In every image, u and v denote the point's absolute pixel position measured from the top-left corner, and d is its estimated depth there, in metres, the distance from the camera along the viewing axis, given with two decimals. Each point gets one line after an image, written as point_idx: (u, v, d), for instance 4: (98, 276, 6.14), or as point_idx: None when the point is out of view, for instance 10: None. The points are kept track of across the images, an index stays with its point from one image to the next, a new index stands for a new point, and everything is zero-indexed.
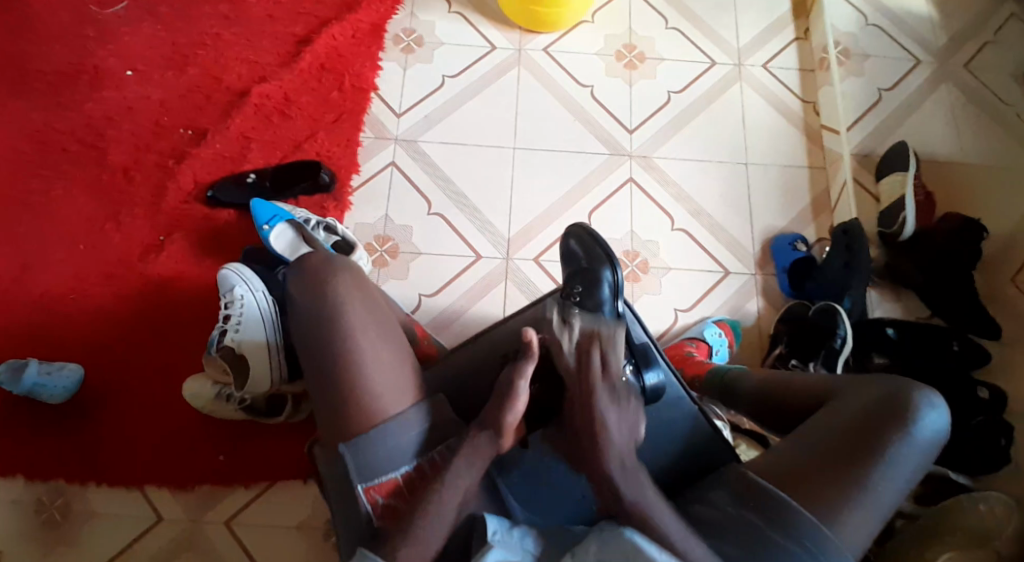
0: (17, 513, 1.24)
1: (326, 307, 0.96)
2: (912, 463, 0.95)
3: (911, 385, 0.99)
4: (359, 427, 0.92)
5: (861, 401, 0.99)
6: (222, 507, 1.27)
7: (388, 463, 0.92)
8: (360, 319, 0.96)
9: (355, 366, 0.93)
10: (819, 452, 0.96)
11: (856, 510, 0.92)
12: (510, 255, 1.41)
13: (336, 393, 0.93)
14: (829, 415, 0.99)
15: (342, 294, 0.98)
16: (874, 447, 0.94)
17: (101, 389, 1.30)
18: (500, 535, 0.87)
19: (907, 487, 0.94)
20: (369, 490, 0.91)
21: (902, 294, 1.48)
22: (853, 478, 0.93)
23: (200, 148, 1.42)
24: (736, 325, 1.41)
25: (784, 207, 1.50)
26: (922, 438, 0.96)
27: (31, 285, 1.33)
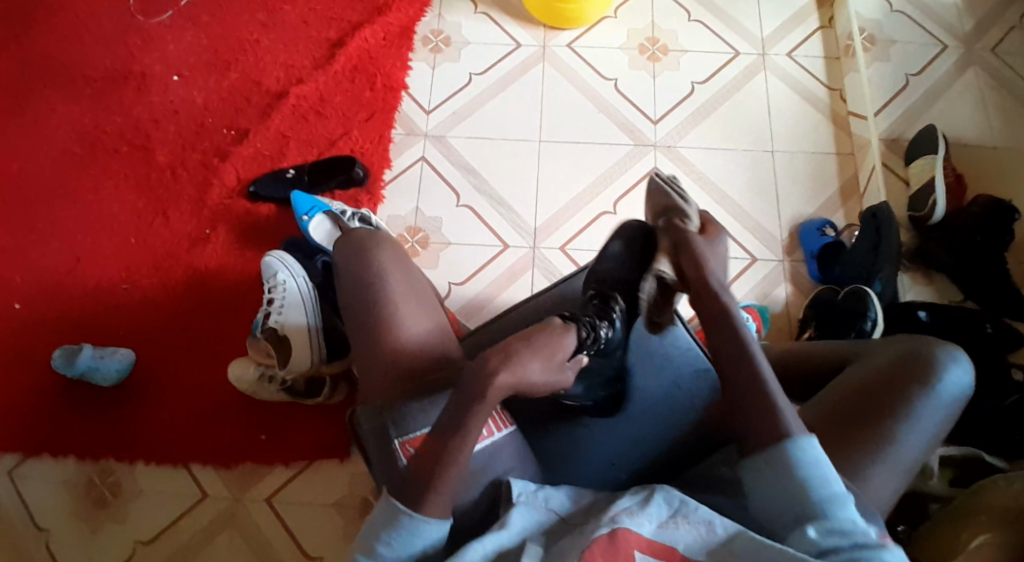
0: (69, 490, 1.31)
1: (364, 279, 1.04)
2: (937, 415, 0.97)
3: (933, 343, 1.01)
4: (388, 384, 0.98)
5: (885, 358, 1.02)
6: (263, 486, 1.33)
7: (420, 417, 0.93)
8: (398, 289, 1.04)
9: (388, 333, 1.00)
10: (842, 406, 0.99)
11: (881, 460, 0.94)
12: (537, 244, 1.44)
13: (371, 358, 1.00)
14: (852, 374, 1.02)
15: (383, 261, 1.05)
16: (899, 400, 0.97)
17: (149, 373, 1.37)
18: (523, 496, 0.90)
19: (931, 440, 0.97)
20: (403, 444, 0.92)
21: (933, 278, 1.46)
22: (879, 429, 0.95)
23: (241, 146, 1.50)
24: (764, 311, 1.41)
25: (812, 193, 1.50)
26: (945, 395, 0.98)
27: (85, 277, 1.42)
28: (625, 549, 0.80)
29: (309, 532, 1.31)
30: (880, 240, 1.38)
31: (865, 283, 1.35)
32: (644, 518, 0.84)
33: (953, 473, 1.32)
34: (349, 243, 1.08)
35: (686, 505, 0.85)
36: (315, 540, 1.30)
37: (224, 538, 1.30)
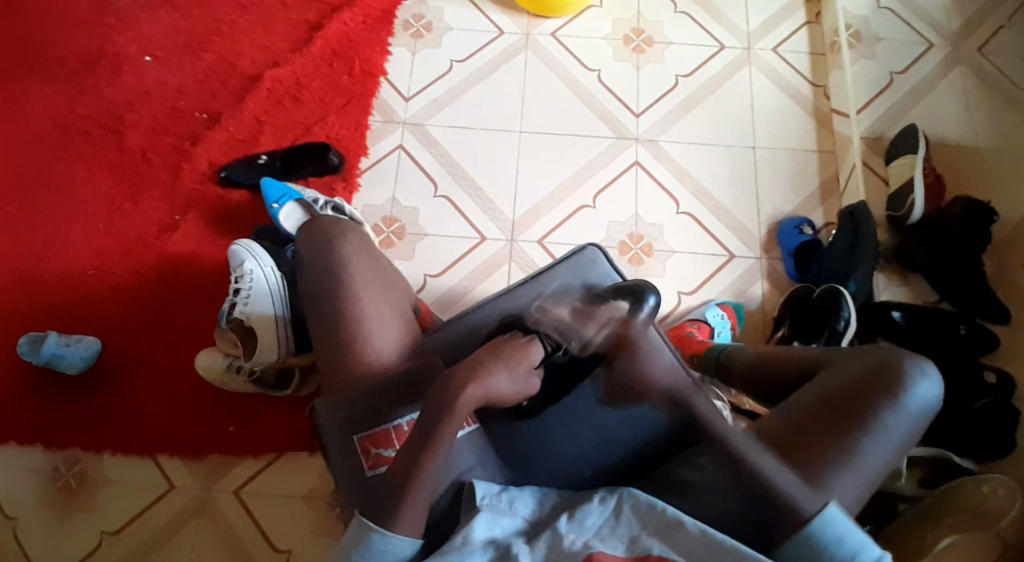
0: (37, 481, 1.30)
1: (330, 268, 1.06)
2: (902, 428, 0.97)
3: (903, 353, 1.00)
4: (354, 372, 1.01)
5: (855, 367, 1.01)
6: (233, 476, 1.32)
7: (385, 416, 0.97)
8: (362, 280, 1.06)
9: (355, 323, 1.03)
10: (809, 416, 0.99)
11: (844, 471, 0.94)
12: (515, 238, 1.43)
13: (337, 346, 1.02)
14: (821, 382, 1.02)
15: (348, 249, 1.07)
16: (867, 410, 0.97)
17: (118, 361, 1.35)
18: (488, 500, 0.92)
19: (896, 452, 0.96)
20: (362, 441, 0.97)
21: (908, 277, 1.46)
22: (842, 442, 0.95)
23: (214, 131, 1.47)
24: (739, 308, 1.41)
25: (792, 191, 1.49)
26: (915, 405, 0.97)
27: (54, 262, 1.39)
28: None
29: (279, 524, 1.30)
30: (857, 241, 1.38)
31: (839, 283, 1.35)
32: (615, 534, 0.88)
33: (921, 473, 1.34)
34: (317, 231, 1.09)
35: (654, 510, 0.89)
36: (285, 532, 1.29)
37: (191, 529, 1.29)
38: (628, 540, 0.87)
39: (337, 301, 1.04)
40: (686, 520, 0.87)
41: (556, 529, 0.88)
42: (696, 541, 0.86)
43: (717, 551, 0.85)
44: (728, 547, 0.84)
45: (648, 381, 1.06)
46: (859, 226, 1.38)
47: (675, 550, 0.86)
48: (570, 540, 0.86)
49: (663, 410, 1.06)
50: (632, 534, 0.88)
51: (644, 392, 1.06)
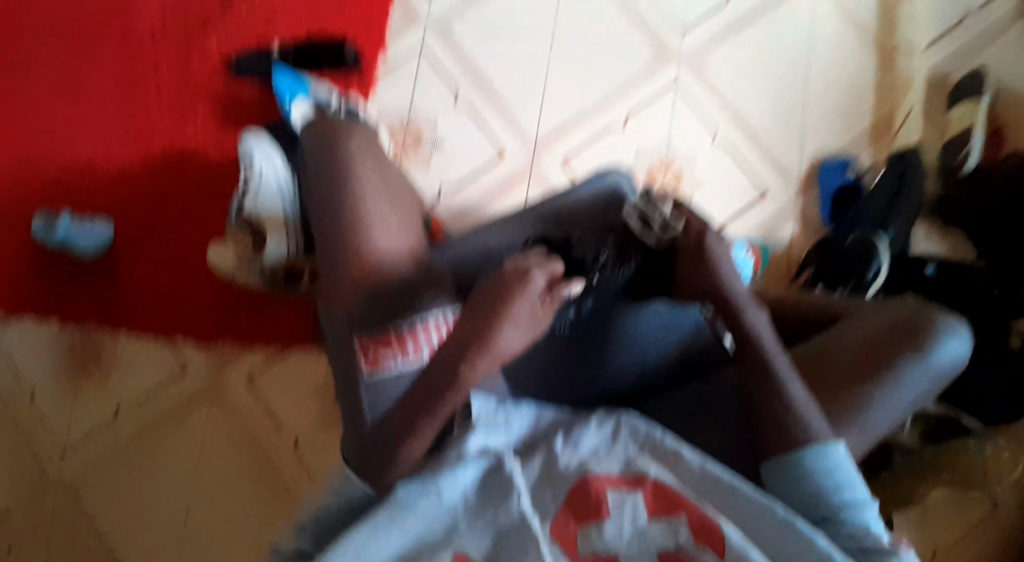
0: (52, 349, 1.27)
1: (334, 170, 1.01)
2: (922, 381, 1.01)
3: (930, 311, 1.04)
4: (350, 274, 0.94)
5: (883, 318, 1.04)
6: (245, 363, 1.29)
7: (391, 320, 0.90)
8: (365, 181, 1.00)
9: (355, 227, 0.96)
10: (828, 366, 1.03)
11: (856, 422, 0.99)
12: (536, 155, 1.36)
13: (335, 252, 0.96)
14: (843, 332, 1.05)
15: (354, 151, 1.03)
16: (889, 365, 1.01)
17: (121, 249, 1.30)
18: (483, 417, 0.88)
19: (908, 407, 1.01)
20: (362, 341, 0.90)
21: (948, 231, 1.36)
22: (864, 391, 0.99)
23: (226, 14, 1.38)
24: (766, 250, 1.32)
25: (839, 128, 1.39)
26: (938, 362, 1.01)
27: (57, 143, 1.34)
28: (596, 494, 0.78)
29: (284, 413, 1.27)
30: (902, 188, 1.31)
31: (878, 229, 1.27)
32: (611, 455, 0.84)
33: (926, 427, 1.28)
34: (320, 131, 1.06)
35: (653, 439, 0.84)
36: (291, 420, 1.27)
37: (198, 419, 1.26)
38: (624, 461, 0.83)
39: (337, 207, 0.98)
40: (685, 453, 0.83)
41: (550, 451, 0.84)
42: (695, 475, 0.82)
43: (713, 485, 0.81)
44: (725, 484, 0.81)
45: (658, 319, 1.08)
46: (906, 174, 1.31)
47: (673, 476, 0.81)
48: (564, 461, 0.83)
49: (665, 353, 1.08)
50: (629, 457, 0.84)
51: (651, 333, 1.08)
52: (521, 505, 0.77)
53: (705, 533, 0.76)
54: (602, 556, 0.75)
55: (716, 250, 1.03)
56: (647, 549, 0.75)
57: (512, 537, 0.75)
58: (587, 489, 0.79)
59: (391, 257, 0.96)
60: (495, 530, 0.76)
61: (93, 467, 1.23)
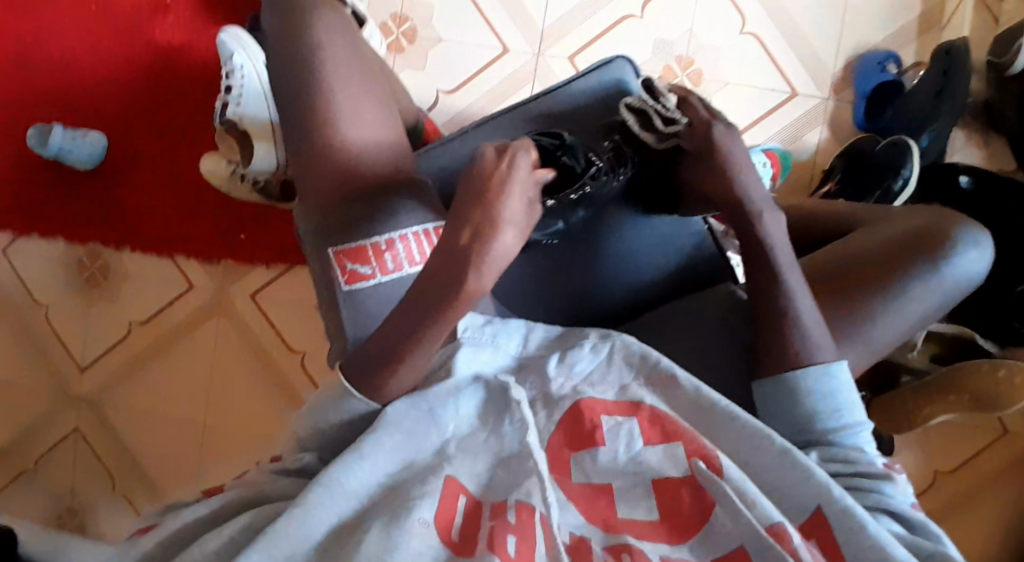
0: (61, 270, 1.31)
1: (306, 61, 0.90)
2: (935, 295, 0.97)
3: (953, 220, 1.01)
4: (335, 187, 0.89)
5: (899, 227, 1.01)
6: (249, 280, 1.33)
7: (366, 230, 0.87)
8: (334, 67, 0.91)
9: (333, 129, 0.90)
10: (837, 275, 0.99)
11: (861, 337, 0.95)
12: (541, 51, 1.25)
13: (314, 157, 0.90)
14: (855, 242, 1.02)
15: (319, 33, 0.92)
16: (902, 274, 0.97)
17: (120, 160, 1.29)
18: (469, 334, 0.84)
19: (917, 324, 0.97)
20: (338, 255, 0.88)
21: (989, 138, 1.26)
22: (871, 301, 0.96)
23: None
24: (786, 159, 1.23)
25: (882, 16, 1.24)
26: (952, 277, 0.98)
27: (43, 44, 1.28)
28: (589, 419, 0.75)
29: (293, 327, 1.33)
30: (947, 85, 1.15)
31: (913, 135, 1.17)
32: (605, 381, 0.81)
33: (938, 348, 1.30)
34: (286, 8, 0.93)
35: (647, 361, 0.81)
36: (299, 332, 1.33)
37: (212, 326, 1.33)
38: (619, 388, 0.79)
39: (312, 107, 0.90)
40: (679, 376, 0.80)
41: (543, 373, 0.80)
42: (689, 400, 0.79)
43: (707, 413, 0.78)
44: (723, 410, 0.78)
45: (655, 230, 1.05)
46: (953, 70, 1.14)
47: (664, 404, 0.79)
48: (558, 385, 0.79)
49: (665, 261, 1.06)
50: (624, 383, 0.80)
51: (652, 241, 1.06)
52: (514, 430, 0.74)
53: (707, 458, 0.72)
54: (596, 485, 0.73)
55: (728, 147, 0.94)
56: (643, 472, 0.73)
57: (507, 466, 0.73)
58: (581, 413, 0.75)
59: (376, 163, 0.91)
60: (491, 456, 0.74)
61: (116, 378, 1.32)
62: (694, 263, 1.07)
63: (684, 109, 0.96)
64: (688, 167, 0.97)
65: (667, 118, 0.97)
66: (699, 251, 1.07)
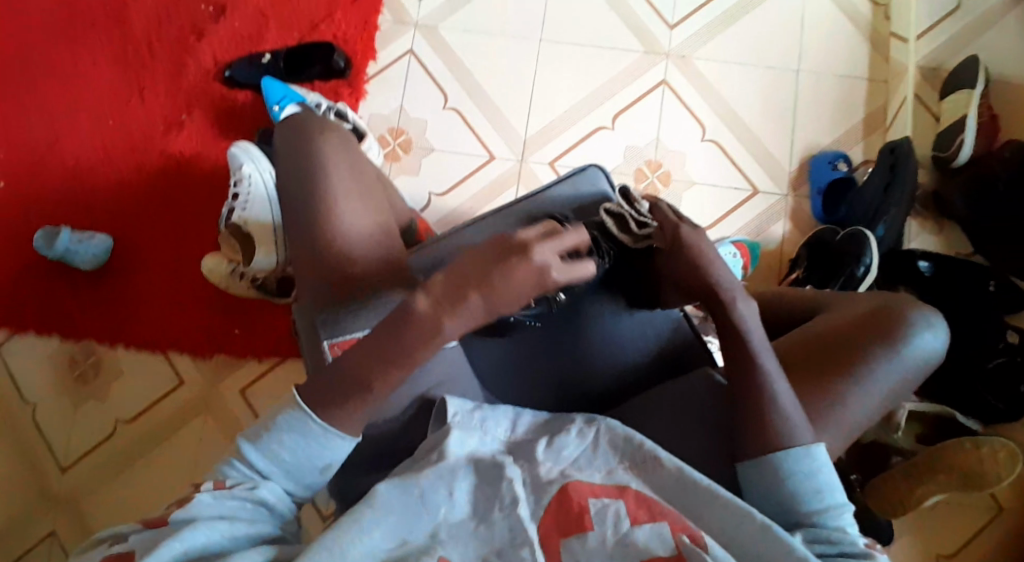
0: (54, 368, 1.34)
1: (313, 170, 0.98)
2: (899, 375, 0.95)
3: (912, 301, 0.98)
4: (332, 286, 0.94)
5: (857, 309, 0.99)
6: (238, 376, 1.34)
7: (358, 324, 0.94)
8: (337, 183, 0.98)
9: (333, 230, 0.95)
10: (801, 359, 0.97)
11: (832, 418, 0.93)
12: (525, 157, 1.36)
13: (313, 256, 0.96)
14: (818, 325, 1.00)
15: (326, 152, 0.99)
16: (865, 355, 0.95)
17: (125, 260, 1.36)
18: (459, 417, 0.88)
19: (887, 402, 0.95)
20: (332, 346, 0.94)
21: (943, 228, 1.35)
22: (836, 383, 0.94)
23: (219, 26, 1.40)
24: (754, 248, 1.32)
25: (832, 123, 1.37)
26: (913, 357, 0.95)
27: (63, 155, 1.38)
28: (577, 502, 0.78)
29: None
30: (894, 180, 1.26)
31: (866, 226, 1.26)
32: (591, 467, 0.84)
33: (923, 429, 1.30)
34: (298, 129, 1.02)
35: (632, 444, 0.85)
36: None
37: (198, 424, 1.32)
38: (604, 471, 0.83)
39: (314, 207, 0.96)
40: (662, 457, 0.83)
41: (532, 458, 0.84)
42: (672, 479, 0.82)
43: (690, 492, 0.81)
44: (703, 488, 0.81)
45: (632, 319, 1.04)
46: (898, 165, 1.27)
47: (649, 485, 0.82)
48: (547, 469, 0.82)
49: (644, 348, 1.04)
50: (610, 468, 0.83)
51: (628, 328, 1.04)
52: (502, 518, 0.76)
53: (691, 536, 0.75)
54: None
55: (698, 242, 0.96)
56: (631, 554, 0.74)
57: (500, 555, 0.74)
58: (569, 494, 0.78)
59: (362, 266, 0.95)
60: (480, 546, 0.75)
61: (96, 478, 1.30)
62: (675, 353, 1.05)
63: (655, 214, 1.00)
64: (661, 267, 0.98)
65: (639, 222, 1.02)
66: (677, 340, 1.05)
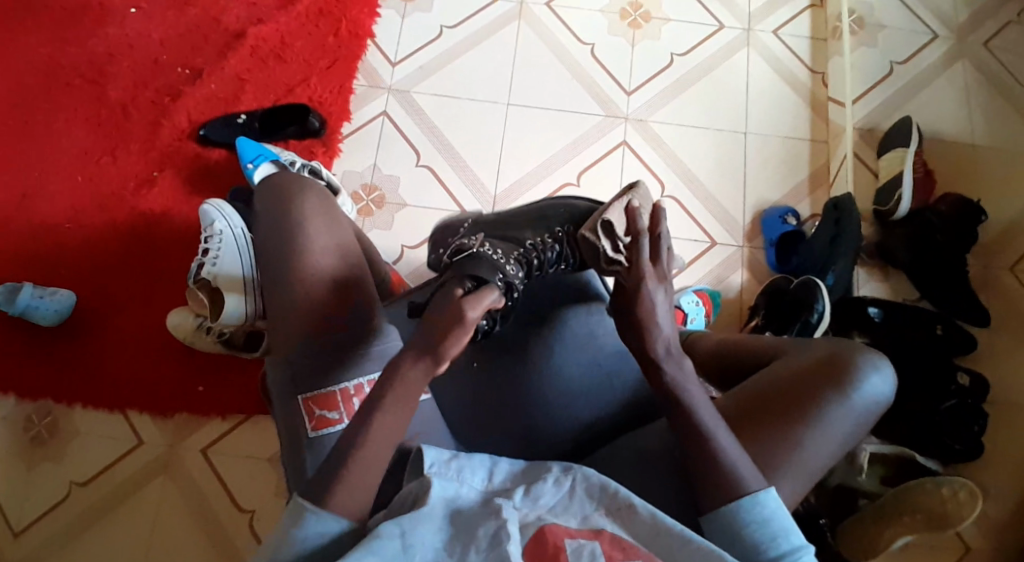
0: (7, 429, 1.29)
1: (286, 222, 0.90)
2: (849, 424, 0.90)
3: (857, 347, 0.94)
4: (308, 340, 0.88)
5: (802, 359, 0.94)
6: (200, 435, 1.31)
7: (334, 376, 0.87)
8: (317, 237, 0.90)
9: (308, 283, 0.88)
10: (747, 412, 0.91)
11: (784, 470, 0.87)
12: (494, 213, 1.41)
13: (286, 312, 0.88)
14: (765, 374, 0.94)
15: (305, 205, 0.92)
16: (812, 405, 0.89)
17: (88, 316, 1.34)
18: (435, 468, 0.81)
19: (840, 450, 0.90)
20: (306, 401, 0.87)
21: (888, 274, 1.41)
22: (787, 435, 0.88)
23: (195, 88, 1.44)
24: (715, 296, 1.37)
25: (781, 180, 1.46)
26: (862, 403, 0.91)
27: (28, 212, 1.38)
28: (553, 543, 0.74)
29: (243, 485, 1.28)
30: (839, 235, 1.34)
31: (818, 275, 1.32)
32: (568, 514, 0.79)
33: (885, 471, 1.29)
34: (274, 185, 0.94)
35: (605, 490, 0.81)
36: (249, 492, 1.28)
37: (157, 485, 1.28)
38: (580, 519, 0.79)
39: (288, 257, 0.89)
40: (635, 502, 0.79)
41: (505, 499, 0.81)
42: (647, 527, 0.79)
43: (664, 538, 0.78)
44: (676, 533, 0.78)
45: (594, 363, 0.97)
46: (842, 218, 1.35)
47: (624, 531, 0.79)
48: (522, 515, 0.78)
49: (612, 399, 0.98)
50: (585, 515, 0.79)
51: (587, 373, 0.97)
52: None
53: None
54: None
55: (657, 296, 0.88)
56: None
57: None
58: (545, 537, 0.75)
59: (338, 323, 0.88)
60: None
61: (49, 546, 1.24)
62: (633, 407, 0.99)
63: (631, 250, 0.89)
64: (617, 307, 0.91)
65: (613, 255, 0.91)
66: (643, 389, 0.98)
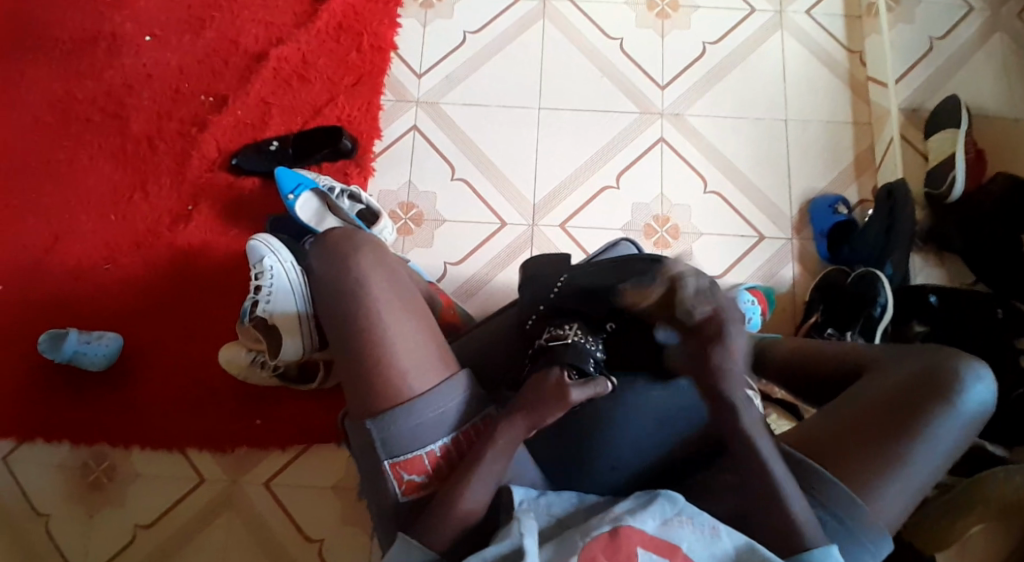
0: (65, 477, 1.28)
1: (352, 288, 0.94)
2: (953, 435, 0.89)
3: (951, 354, 0.92)
4: (378, 403, 0.90)
5: (897, 372, 0.93)
6: (260, 469, 1.29)
7: (416, 441, 0.89)
8: (383, 299, 0.94)
9: (379, 346, 0.91)
10: (848, 432, 0.90)
11: (890, 483, 0.87)
12: (536, 222, 1.38)
13: (358, 373, 0.91)
14: (860, 392, 0.93)
15: (367, 270, 0.95)
16: (914, 420, 0.89)
17: (135, 358, 1.32)
18: (526, 505, 0.84)
19: (947, 460, 0.89)
20: (394, 466, 0.90)
21: (944, 259, 1.39)
22: (891, 451, 0.88)
23: (221, 115, 1.41)
24: (770, 293, 1.34)
25: (825, 167, 1.42)
26: (965, 412, 0.89)
27: (63, 256, 1.35)
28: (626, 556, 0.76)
29: (308, 515, 1.28)
30: (894, 223, 1.31)
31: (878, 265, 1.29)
32: (646, 514, 0.81)
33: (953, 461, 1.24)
34: (333, 246, 0.98)
35: (689, 509, 0.81)
36: (316, 522, 1.27)
37: (222, 522, 1.27)
38: (660, 524, 0.80)
39: (358, 322, 0.92)
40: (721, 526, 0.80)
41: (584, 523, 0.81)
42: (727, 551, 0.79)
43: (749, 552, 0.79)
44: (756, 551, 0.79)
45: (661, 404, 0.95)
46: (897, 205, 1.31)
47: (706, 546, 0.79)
48: (598, 519, 0.81)
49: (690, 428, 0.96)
50: (664, 519, 0.81)
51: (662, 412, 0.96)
52: None
53: None
54: None
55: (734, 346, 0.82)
56: None
57: None
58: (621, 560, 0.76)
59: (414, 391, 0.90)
60: None
61: None
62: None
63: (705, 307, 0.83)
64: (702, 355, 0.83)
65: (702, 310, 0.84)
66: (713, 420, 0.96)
